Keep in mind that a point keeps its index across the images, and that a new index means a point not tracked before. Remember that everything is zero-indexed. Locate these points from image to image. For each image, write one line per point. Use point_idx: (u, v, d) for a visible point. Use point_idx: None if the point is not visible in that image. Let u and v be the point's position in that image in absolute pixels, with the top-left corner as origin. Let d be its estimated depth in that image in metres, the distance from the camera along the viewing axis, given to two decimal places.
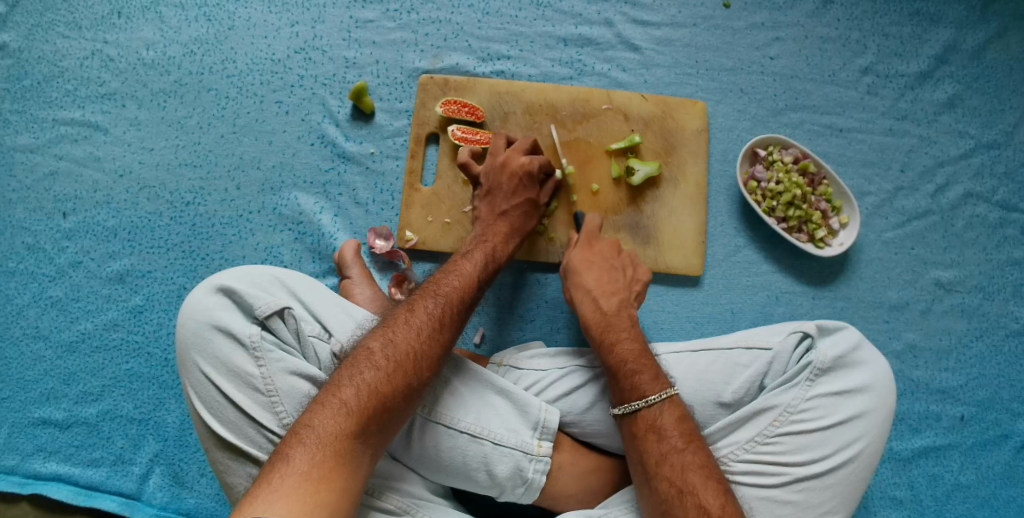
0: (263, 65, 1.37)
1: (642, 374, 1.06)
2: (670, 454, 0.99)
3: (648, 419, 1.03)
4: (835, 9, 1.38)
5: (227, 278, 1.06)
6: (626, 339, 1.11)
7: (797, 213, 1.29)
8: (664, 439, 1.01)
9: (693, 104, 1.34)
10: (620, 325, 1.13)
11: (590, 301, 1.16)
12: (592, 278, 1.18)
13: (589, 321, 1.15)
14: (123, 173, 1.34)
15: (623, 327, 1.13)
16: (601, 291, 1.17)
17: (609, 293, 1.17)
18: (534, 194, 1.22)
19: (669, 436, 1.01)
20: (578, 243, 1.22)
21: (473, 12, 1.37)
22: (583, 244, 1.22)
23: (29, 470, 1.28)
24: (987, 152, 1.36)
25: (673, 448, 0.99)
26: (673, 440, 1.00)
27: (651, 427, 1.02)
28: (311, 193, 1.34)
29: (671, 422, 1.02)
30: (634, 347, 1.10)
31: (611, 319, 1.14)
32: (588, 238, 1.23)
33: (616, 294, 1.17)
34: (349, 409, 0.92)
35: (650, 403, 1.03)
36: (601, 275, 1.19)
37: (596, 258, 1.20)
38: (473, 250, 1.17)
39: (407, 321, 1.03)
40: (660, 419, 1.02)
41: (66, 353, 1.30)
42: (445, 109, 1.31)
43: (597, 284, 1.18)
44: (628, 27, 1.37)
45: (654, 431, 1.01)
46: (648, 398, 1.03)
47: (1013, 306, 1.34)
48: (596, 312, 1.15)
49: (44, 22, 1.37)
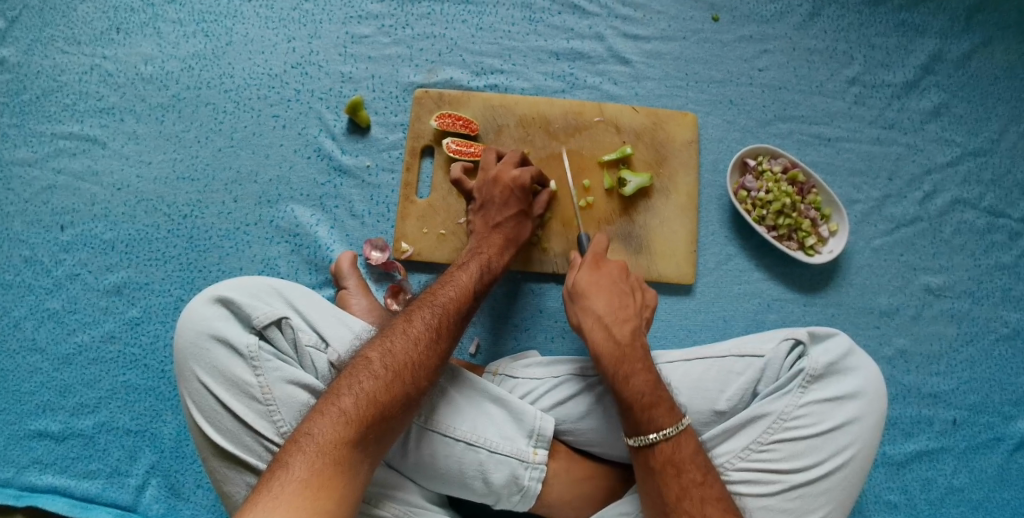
0: (261, 80, 1.39)
1: (658, 407, 1.03)
2: (691, 489, 1.00)
3: (666, 452, 1.02)
4: (821, 21, 1.41)
5: (225, 289, 1.07)
6: (642, 371, 1.07)
7: (787, 222, 1.31)
8: (683, 473, 1.01)
9: (683, 116, 1.36)
10: (634, 356, 1.08)
11: (602, 328, 1.10)
12: (602, 304, 1.12)
13: (601, 351, 1.09)
14: (120, 187, 1.36)
15: (638, 358, 1.08)
16: (612, 318, 1.11)
17: (622, 320, 1.11)
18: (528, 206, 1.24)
19: (688, 469, 1.01)
20: (584, 265, 1.17)
21: (467, 27, 1.40)
22: (591, 266, 1.16)
23: (24, 482, 1.28)
24: (974, 159, 1.39)
25: (693, 482, 1.00)
26: (692, 474, 1.01)
27: (669, 461, 1.01)
28: (308, 205, 1.36)
29: (689, 455, 1.02)
30: (650, 379, 1.06)
31: (626, 349, 1.09)
32: (596, 259, 1.17)
33: (629, 322, 1.11)
34: (348, 417, 0.93)
35: (667, 437, 1.02)
36: (612, 300, 1.13)
37: (605, 282, 1.15)
38: (468, 262, 1.18)
39: (405, 331, 1.04)
40: (678, 452, 1.02)
41: (62, 366, 1.31)
42: (440, 122, 1.33)
43: (608, 310, 1.12)
44: (619, 41, 1.40)
45: (673, 465, 1.01)
46: (664, 431, 1.02)
47: (1002, 310, 1.36)
48: (609, 341, 1.09)
49: (43, 37, 1.39)
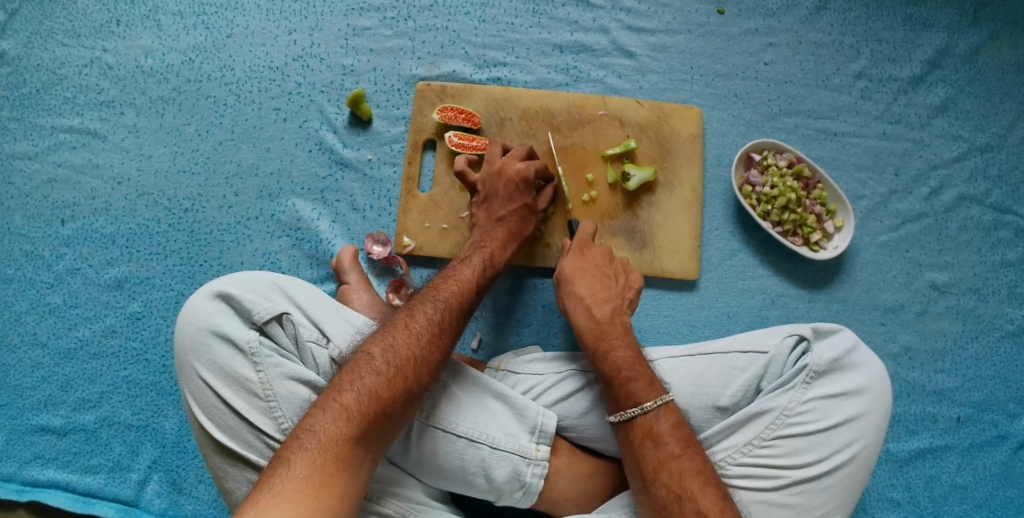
0: (261, 73, 1.38)
1: (636, 381, 1.05)
2: (668, 461, 0.98)
3: (644, 426, 1.02)
4: (828, 14, 1.39)
5: (225, 284, 1.06)
6: (621, 346, 1.10)
7: (792, 217, 1.30)
8: (661, 445, 1.00)
9: (687, 110, 1.35)
10: (614, 332, 1.12)
11: (583, 309, 1.15)
12: (584, 286, 1.17)
13: (582, 329, 1.14)
14: (121, 180, 1.35)
15: (617, 334, 1.12)
16: (593, 299, 1.16)
17: (602, 301, 1.16)
18: (531, 199, 1.23)
19: (666, 442, 1.00)
20: (570, 250, 1.21)
21: (470, 20, 1.39)
22: (576, 252, 1.21)
23: (26, 476, 1.28)
24: (981, 155, 1.37)
25: (670, 455, 0.99)
26: (670, 446, 1.00)
27: (647, 434, 1.01)
28: (309, 199, 1.35)
29: (668, 428, 1.01)
30: (629, 354, 1.09)
31: (605, 326, 1.13)
32: (582, 246, 1.21)
33: (609, 302, 1.16)
34: (349, 414, 0.93)
35: (646, 410, 1.02)
36: (594, 283, 1.18)
37: (588, 267, 1.19)
38: (472, 256, 1.18)
39: (407, 326, 1.04)
40: (657, 426, 1.01)
41: (63, 360, 1.31)
42: (442, 116, 1.32)
43: (589, 292, 1.17)
44: (623, 34, 1.39)
45: (651, 438, 1.01)
46: (643, 405, 1.02)
47: (1008, 308, 1.35)
48: (589, 319, 1.14)
49: (42, 30, 1.38)
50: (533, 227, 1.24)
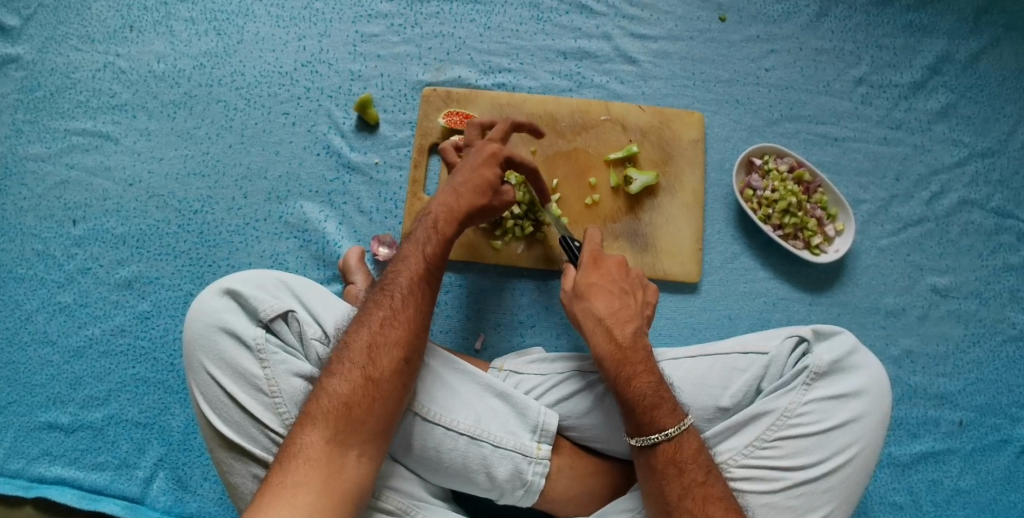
0: (271, 78, 1.41)
1: (659, 407, 1.03)
2: (692, 488, 0.99)
3: (668, 452, 1.01)
4: (829, 21, 1.41)
5: (233, 282, 1.08)
6: (644, 372, 1.06)
7: (793, 221, 1.31)
8: (685, 472, 1.00)
9: (690, 115, 1.37)
10: (636, 358, 1.08)
11: (603, 331, 1.10)
12: (601, 304, 1.13)
13: (602, 353, 1.08)
14: (132, 182, 1.38)
15: (640, 360, 1.07)
16: (613, 319, 1.11)
17: (623, 321, 1.11)
18: (494, 172, 1.15)
19: (690, 469, 1.00)
20: (584, 264, 1.17)
21: (475, 27, 1.41)
22: (590, 266, 1.17)
23: (33, 473, 1.29)
24: (982, 159, 1.38)
25: (694, 481, 0.99)
26: (694, 473, 1.00)
27: (671, 460, 1.01)
28: (316, 201, 1.37)
29: (691, 455, 1.01)
30: (652, 381, 1.05)
31: (627, 351, 1.08)
32: (594, 258, 1.18)
33: (631, 322, 1.12)
34: (314, 419, 0.95)
35: (669, 436, 1.02)
36: (612, 301, 1.13)
37: (602, 282, 1.15)
38: (416, 231, 1.12)
39: (359, 320, 1.04)
40: (680, 452, 1.01)
41: (73, 358, 1.33)
42: (448, 120, 1.35)
43: (608, 311, 1.12)
44: (626, 40, 1.41)
45: (675, 465, 1.01)
46: (667, 432, 1.02)
47: (1010, 312, 1.35)
48: (611, 343, 1.09)
49: (57, 35, 1.41)
50: (490, 203, 1.15)
